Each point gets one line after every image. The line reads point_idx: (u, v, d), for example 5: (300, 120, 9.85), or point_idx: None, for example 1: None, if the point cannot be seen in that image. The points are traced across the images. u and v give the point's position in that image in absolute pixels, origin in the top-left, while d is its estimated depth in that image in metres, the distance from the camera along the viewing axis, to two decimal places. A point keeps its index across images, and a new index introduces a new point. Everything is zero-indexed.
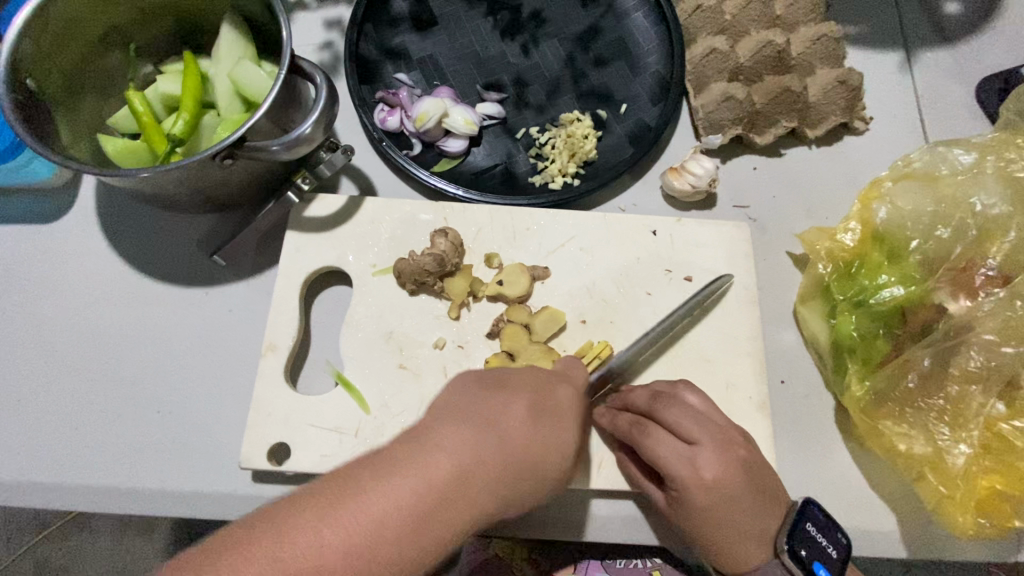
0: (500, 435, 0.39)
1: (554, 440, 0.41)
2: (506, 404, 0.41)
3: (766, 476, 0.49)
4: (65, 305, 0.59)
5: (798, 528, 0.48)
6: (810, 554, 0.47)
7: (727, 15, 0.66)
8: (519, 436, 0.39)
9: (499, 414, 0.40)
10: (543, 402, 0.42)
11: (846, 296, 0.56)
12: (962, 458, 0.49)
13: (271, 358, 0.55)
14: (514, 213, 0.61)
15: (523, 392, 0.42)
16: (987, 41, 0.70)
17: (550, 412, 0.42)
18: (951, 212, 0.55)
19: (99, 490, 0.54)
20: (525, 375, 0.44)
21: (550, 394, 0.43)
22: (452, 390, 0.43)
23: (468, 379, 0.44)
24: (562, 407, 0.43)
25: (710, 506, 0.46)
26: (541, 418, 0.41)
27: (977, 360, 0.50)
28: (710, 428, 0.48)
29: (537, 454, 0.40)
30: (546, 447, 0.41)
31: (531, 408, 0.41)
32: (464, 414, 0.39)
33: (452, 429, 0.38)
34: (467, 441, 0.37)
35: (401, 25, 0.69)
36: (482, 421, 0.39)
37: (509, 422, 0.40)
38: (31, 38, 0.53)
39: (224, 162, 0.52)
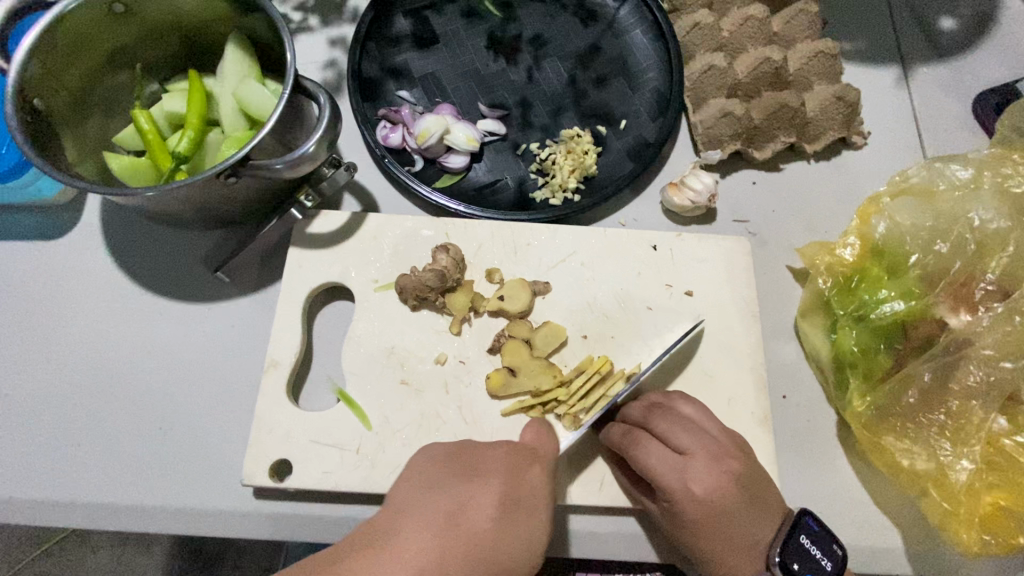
0: (456, 534, 0.40)
1: (519, 536, 0.42)
2: (475, 496, 0.43)
3: (758, 487, 0.48)
4: (69, 322, 0.60)
5: (792, 540, 0.47)
6: (802, 567, 0.46)
7: (725, 31, 0.67)
8: (480, 536, 0.41)
9: (461, 513, 0.42)
10: (512, 492, 0.44)
11: (846, 311, 0.56)
12: (965, 474, 0.49)
13: (273, 374, 0.55)
14: (515, 229, 0.62)
15: (491, 482, 0.44)
16: (983, 56, 0.71)
17: (519, 506, 0.43)
18: (950, 227, 0.55)
19: (100, 508, 0.54)
20: (496, 461, 0.46)
21: (519, 483, 0.45)
22: (423, 480, 0.45)
23: (439, 464, 0.46)
24: (531, 498, 0.44)
25: (700, 520, 0.46)
26: (507, 514, 0.43)
27: (977, 375, 0.50)
28: (701, 439, 0.48)
29: (501, 554, 0.41)
30: (512, 544, 0.42)
31: (498, 503, 0.43)
32: (428, 513, 0.42)
33: (412, 535, 0.40)
34: (426, 549, 0.39)
35: (403, 44, 0.70)
36: (445, 523, 0.41)
37: (476, 514, 0.42)
38: (40, 59, 0.54)
39: (228, 180, 0.53)
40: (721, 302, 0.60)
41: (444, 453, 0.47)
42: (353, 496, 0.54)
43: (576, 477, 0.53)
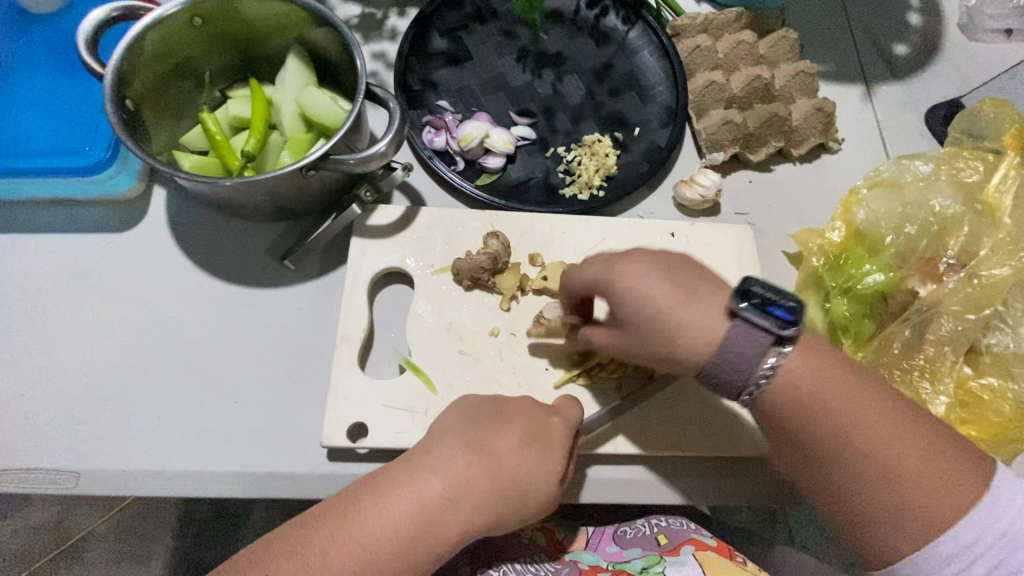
0: (484, 461, 0.49)
1: (537, 468, 0.50)
2: (500, 433, 0.51)
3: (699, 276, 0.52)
4: (140, 306, 0.64)
5: (744, 285, 0.48)
6: (762, 305, 0.47)
7: (721, 53, 0.78)
8: (504, 466, 0.49)
9: (487, 443, 0.50)
10: (533, 433, 0.52)
11: (836, 284, 0.65)
12: (942, 408, 0.59)
13: (344, 348, 0.61)
14: (551, 219, 0.70)
15: (516, 423, 0.52)
16: (930, 77, 0.84)
17: (542, 444, 0.51)
18: (916, 213, 0.66)
19: (182, 475, 0.58)
20: (522, 405, 0.54)
21: (543, 425, 0.52)
22: (460, 415, 0.53)
23: (473, 405, 0.54)
24: (550, 439, 0.51)
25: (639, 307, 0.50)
26: (527, 449, 0.50)
27: (947, 326, 0.61)
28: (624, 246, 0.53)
29: (520, 484, 0.49)
30: (531, 474, 0.50)
31: (521, 439, 0.51)
32: (461, 440, 0.50)
33: (445, 456, 0.49)
34: (455, 467, 0.49)
35: (441, 59, 0.78)
36: (476, 450, 0.50)
37: (500, 448, 0.50)
38: (130, 63, 0.59)
39: (308, 173, 0.59)
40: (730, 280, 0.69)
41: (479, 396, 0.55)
42: None
43: (620, 430, 0.61)
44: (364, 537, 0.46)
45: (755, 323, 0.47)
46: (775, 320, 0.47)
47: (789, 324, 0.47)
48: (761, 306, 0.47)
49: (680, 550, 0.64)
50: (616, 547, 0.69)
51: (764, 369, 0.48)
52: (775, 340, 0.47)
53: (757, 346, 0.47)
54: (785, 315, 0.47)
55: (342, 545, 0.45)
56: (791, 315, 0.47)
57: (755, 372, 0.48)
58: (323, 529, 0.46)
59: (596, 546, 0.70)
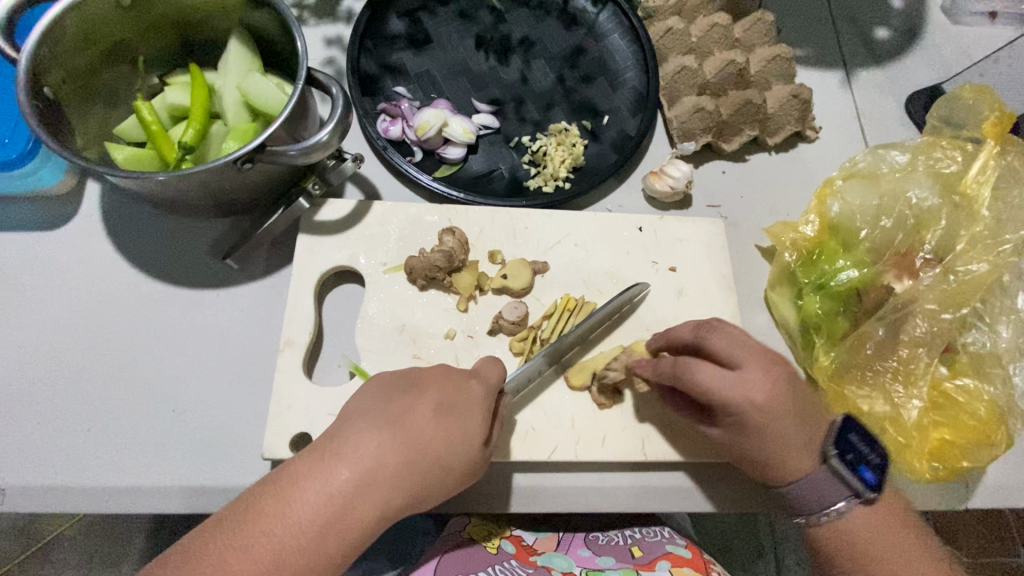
0: (397, 436, 0.46)
1: (457, 435, 0.47)
2: (413, 406, 0.48)
3: (798, 382, 0.53)
4: (72, 310, 0.60)
5: (844, 436, 0.51)
6: (856, 458, 0.50)
7: (694, 37, 0.74)
8: (419, 438, 0.46)
9: (400, 419, 0.47)
10: (451, 401, 0.49)
11: (810, 280, 0.62)
12: (915, 411, 0.56)
13: (289, 353, 0.57)
14: (513, 214, 0.66)
15: (431, 393, 0.49)
16: (911, 62, 0.81)
17: (458, 411, 0.48)
18: (892, 205, 0.63)
19: (115, 491, 0.55)
20: (435, 376, 0.51)
21: (460, 390, 0.50)
22: (371, 394, 0.50)
23: (386, 382, 0.51)
24: (468, 404, 0.49)
25: (778, 425, 0.50)
26: (444, 418, 0.48)
27: (923, 326, 0.58)
28: (752, 354, 0.52)
29: (440, 454, 0.47)
30: (451, 441, 0.47)
31: (437, 407, 0.48)
32: (372, 420, 0.47)
33: (355, 439, 0.45)
34: (367, 448, 0.45)
35: (398, 42, 0.73)
36: (390, 426, 0.46)
37: (414, 421, 0.47)
38: (48, 47, 0.54)
39: (244, 166, 0.55)
40: (701, 276, 0.66)
41: (394, 373, 0.52)
42: None
43: (581, 438, 0.58)
44: (273, 535, 0.42)
45: (843, 478, 0.50)
46: (859, 479, 0.50)
47: (874, 487, 0.50)
48: (855, 463, 0.50)
49: (656, 565, 0.62)
50: (589, 552, 0.65)
51: (830, 511, 0.51)
52: (849, 496, 0.50)
53: (833, 494, 0.51)
54: (875, 477, 0.50)
55: (245, 549, 0.41)
56: (877, 481, 0.50)
57: (820, 511, 0.51)
58: (225, 534, 0.42)
59: (567, 550, 0.65)
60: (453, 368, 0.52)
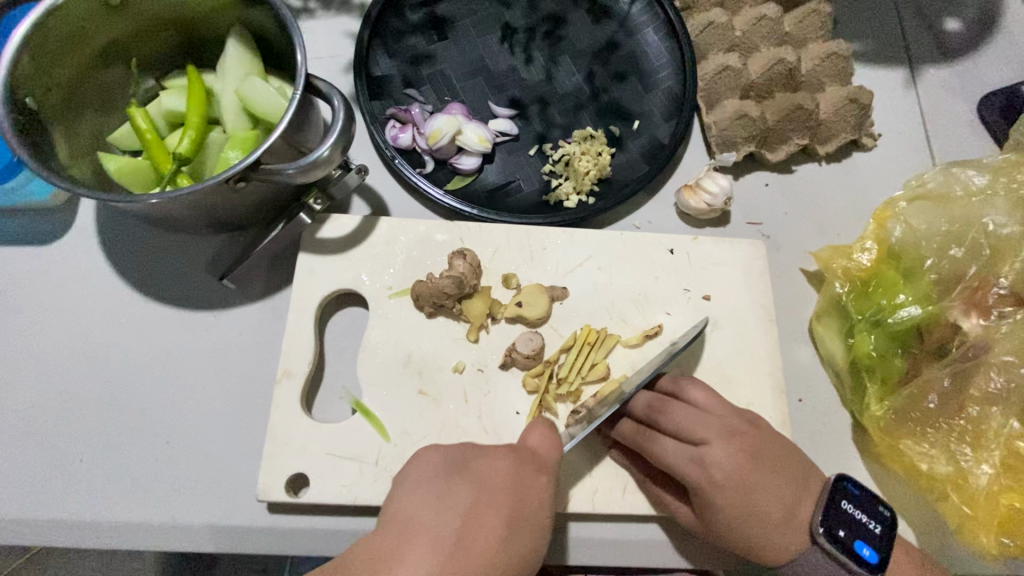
0: (465, 554, 0.39)
1: (524, 552, 0.42)
2: (480, 514, 0.41)
3: (776, 455, 0.48)
4: (66, 330, 0.57)
5: (834, 508, 0.46)
6: (849, 534, 0.46)
7: (737, 31, 0.66)
8: (487, 560, 0.39)
9: (468, 533, 0.40)
10: (518, 510, 0.42)
11: (864, 316, 0.55)
12: (984, 478, 0.49)
13: (287, 385, 0.54)
14: (531, 233, 0.60)
15: (499, 495, 0.43)
16: (987, 58, 0.72)
17: (526, 523, 0.43)
18: (964, 232, 0.55)
19: (104, 525, 0.52)
20: (502, 473, 0.44)
21: (528, 491, 0.44)
22: (423, 495, 0.43)
23: (436, 476, 0.44)
24: (537, 513, 0.43)
25: (756, 497, 0.45)
26: (512, 533, 0.41)
27: (997, 381, 0.51)
28: (714, 425, 0.48)
29: (508, 575, 0.40)
30: (519, 559, 0.41)
31: (509, 518, 0.42)
32: (433, 534, 0.39)
33: (418, 559, 0.38)
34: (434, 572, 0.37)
35: (410, 38, 0.67)
36: (458, 541, 0.39)
37: (481, 535, 0.40)
38: (30, 54, 0.50)
39: (237, 185, 0.50)
40: (739, 306, 0.59)
41: (444, 465, 0.45)
42: (368, 509, 0.53)
43: (598, 485, 0.53)
44: None
45: (836, 560, 0.45)
46: (856, 558, 0.45)
47: (875, 566, 0.45)
48: (849, 538, 0.46)
49: None
50: None
51: None
52: None
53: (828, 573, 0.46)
54: (872, 554, 0.45)
55: None
56: (877, 559, 0.45)
57: None
58: None
59: None
60: (520, 454, 0.46)
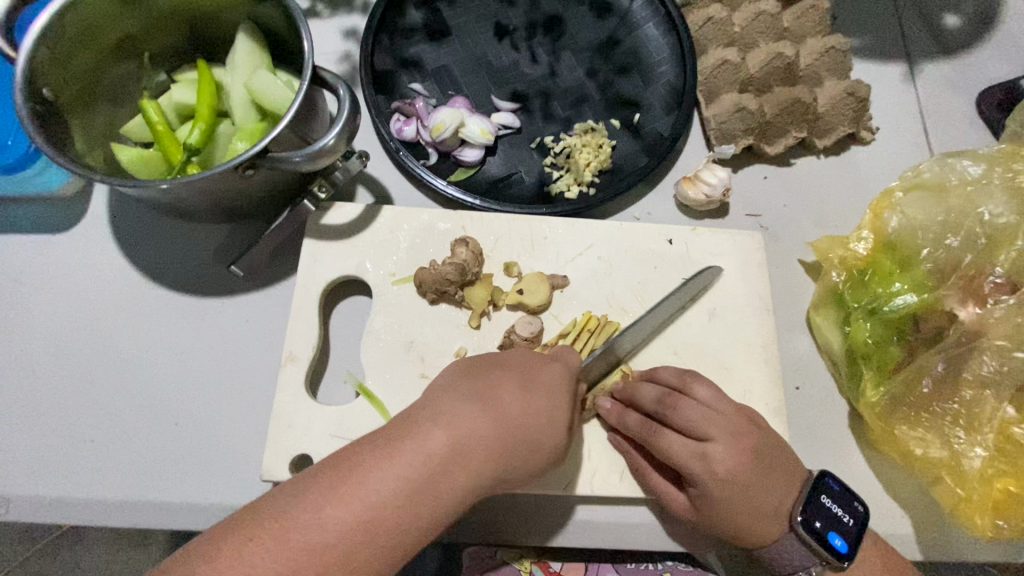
0: (487, 407, 0.41)
1: (547, 414, 0.43)
2: (500, 378, 0.44)
3: (774, 451, 0.49)
4: (80, 315, 0.59)
5: (814, 500, 0.48)
6: (825, 524, 0.47)
7: (737, 27, 0.67)
8: (506, 413, 0.42)
9: (491, 390, 0.43)
10: (532, 377, 0.44)
11: (860, 304, 0.56)
12: (977, 461, 0.50)
13: (291, 368, 0.55)
14: (531, 222, 0.61)
15: (516, 367, 0.45)
16: (985, 53, 0.72)
17: (545, 387, 0.44)
18: (960, 222, 0.56)
19: (114, 505, 0.53)
20: (518, 354, 0.47)
21: (542, 366, 0.46)
22: (450, 373, 0.46)
23: (464, 365, 0.47)
24: (555, 383, 0.45)
25: (752, 491, 0.46)
26: (531, 394, 0.43)
27: (989, 365, 0.51)
28: (720, 423, 0.48)
29: (532, 430, 0.42)
30: (542, 419, 0.43)
31: (526, 382, 0.44)
32: (453, 394, 0.42)
33: (440, 413, 0.41)
34: (460, 418, 0.40)
35: (414, 34, 0.69)
36: (480, 397, 0.42)
37: (503, 394, 0.43)
38: (48, 46, 0.52)
39: (246, 172, 0.51)
40: (736, 295, 0.60)
41: (467, 358, 0.48)
42: None
43: (596, 469, 0.54)
44: (357, 502, 0.36)
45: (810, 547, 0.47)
46: (828, 547, 0.47)
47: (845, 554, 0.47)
48: (824, 528, 0.47)
49: None
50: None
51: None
52: (819, 562, 0.47)
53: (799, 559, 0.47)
54: (843, 544, 0.47)
55: (321, 512, 0.36)
56: (848, 550, 0.47)
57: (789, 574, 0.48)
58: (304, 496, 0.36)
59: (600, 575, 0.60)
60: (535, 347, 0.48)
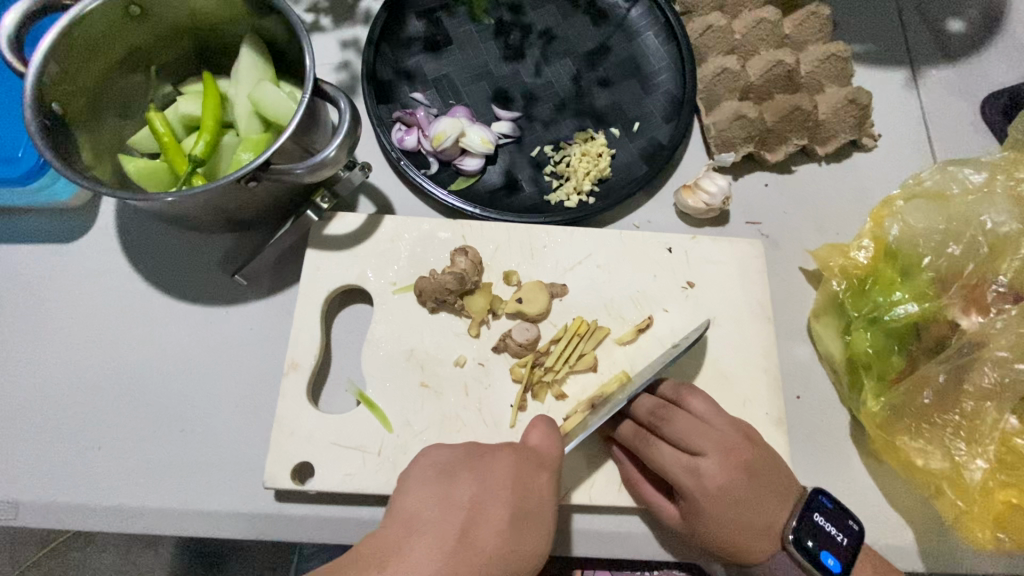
0: (470, 546, 0.40)
1: (529, 546, 0.43)
2: (484, 508, 0.43)
3: (768, 466, 0.49)
4: (89, 323, 0.60)
5: (806, 518, 0.47)
6: (817, 543, 0.47)
7: (737, 34, 0.67)
8: (489, 555, 0.41)
9: (474, 524, 0.42)
10: (521, 508, 0.44)
11: (860, 313, 0.56)
12: (979, 474, 0.50)
13: (293, 377, 0.56)
14: (531, 231, 0.62)
15: (503, 494, 0.44)
16: (989, 58, 0.72)
17: (529, 514, 0.44)
18: (962, 230, 0.56)
19: (119, 510, 0.54)
20: (506, 468, 0.45)
21: (530, 487, 0.45)
22: (430, 486, 0.44)
23: (445, 470, 0.46)
24: (539, 507, 0.44)
25: (744, 507, 0.47)
26: (516, 526, 0.43)
27: (990, 376, 0.51)
28: (713, 436, 0.49)
29: (511, 566, 0.42)
30: (524, 553, 0.42)
31: (511, 514, 0.43)
32: (435, 532, 0.41)
33: (420, 555, 0.39)
34: (441, 564, 0.39)
35: (416, 44, 0.69)
36: (461, 536, 0.41)
37: (486, 529, 0.42)
38: (56, 61, 0.53)
39: (249, 185, 0.52)
40: (737, 303, 0.60)
41: (448, 459, 0.47)
42: (371, 498, 0.55)
43: (594, 477, 0.54)
44: None
45: (801, 565, 0.46)
46: (820, 567, 0.46)
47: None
48: (815, 547, 0.46)
49: None
50: None
51: None
52: None
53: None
54: (836, 564, 0.46)
55: None
56: (841, 570, 0.46)
57: None
58: None
59: None
60: (525, 451, 0.47)
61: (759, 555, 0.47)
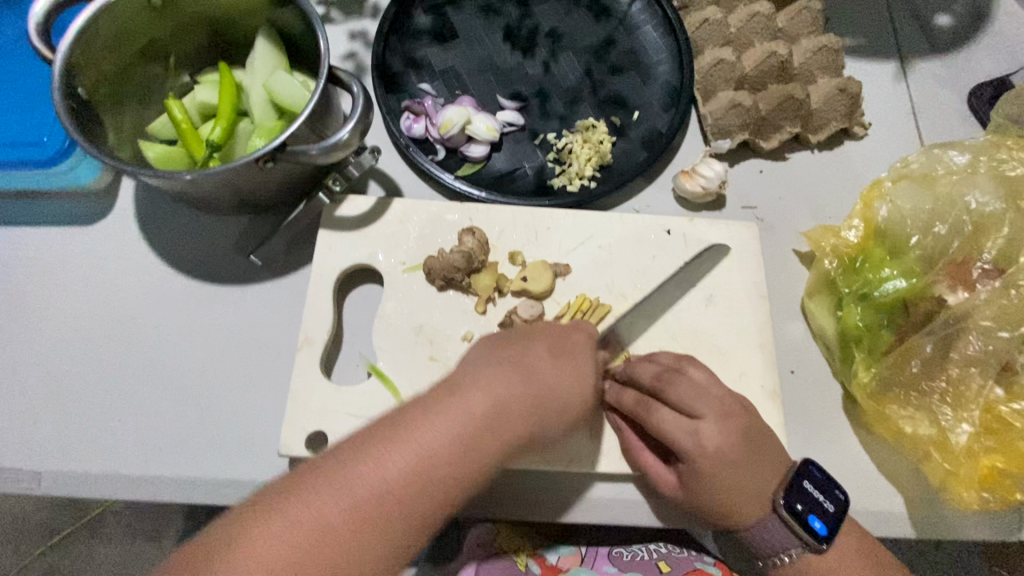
0: (518, 369, 0.43)
1: (575, 376, 0.45)
2: (530, 347, 0.46)
3: (761, 433, 0.51)
4: (108, 302, 0.62)
5: (796, 484, 0.50)
6: (806, 508, 0.49)
7: (732, 28, 0.70)
8: (539, 376, 0.43)
9: (521, 356, 0.44)
10: (561, 345, 0.46)
11: (852, 289, 0.59)
12: (964, 436, 0.52)
13: (308, 351, 0.58)
14: (535, 214, 0.64)
15: (544, 338, 0.47)
16: (976, 50, 0.75)
17: (572, 354, 0.46)
18: (948, 210, 0.58)
19: (139, 479, 0.56)
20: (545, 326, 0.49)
21: (566, 337, 0.47)
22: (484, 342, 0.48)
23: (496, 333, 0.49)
24: (579, 353, 0.47)
25: (739, 471, 0.49)
26: (559, 359, 0.45)
27: (976, 345, 0.53)
28: (711, 401, 0.50)
29: (559, 391, 0.44)
30: (570, 380, 0.44)
31: (552, 349, 0.46)
32: (488, 361, 0.44)
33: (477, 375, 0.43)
34: (492, 380, 0.42)
35: (423, 37, 0.72)
36: (511, 363, 0.44)
37: (532, 361, 0.44)
38: (83, 47, 0.55)
39: (266, 166, 0.54)
40: (733, 282, 0.62)
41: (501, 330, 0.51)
42: None
43: (597, 446, 0.56)
44: (406, 456, 0.38)
45: (791, 529, 0.49)
46: (807, 530, 0.49)
47: (823, 538, 0.49)
48: (804, 513, 0.49)
49: None
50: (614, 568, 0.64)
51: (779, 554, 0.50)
52: (799, 544, 0.49)
53: (781, 540, 0.49)
54: (823, 528, 0.49)
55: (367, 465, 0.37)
56: (826, 532, 0.49)
57: (769, 551, 0.50)
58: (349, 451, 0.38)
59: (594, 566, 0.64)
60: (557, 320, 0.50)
61: (750, 519, 0.49)
